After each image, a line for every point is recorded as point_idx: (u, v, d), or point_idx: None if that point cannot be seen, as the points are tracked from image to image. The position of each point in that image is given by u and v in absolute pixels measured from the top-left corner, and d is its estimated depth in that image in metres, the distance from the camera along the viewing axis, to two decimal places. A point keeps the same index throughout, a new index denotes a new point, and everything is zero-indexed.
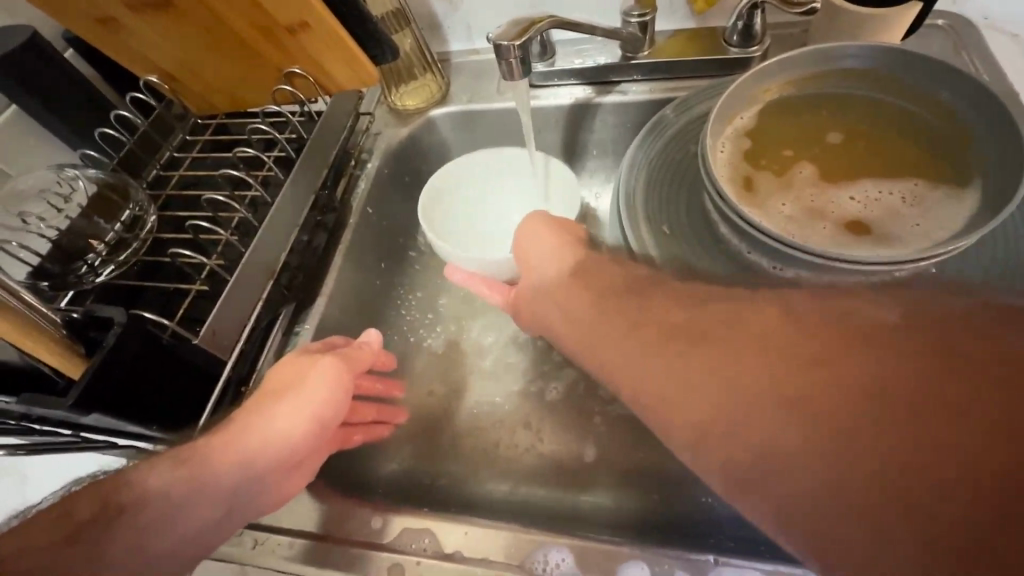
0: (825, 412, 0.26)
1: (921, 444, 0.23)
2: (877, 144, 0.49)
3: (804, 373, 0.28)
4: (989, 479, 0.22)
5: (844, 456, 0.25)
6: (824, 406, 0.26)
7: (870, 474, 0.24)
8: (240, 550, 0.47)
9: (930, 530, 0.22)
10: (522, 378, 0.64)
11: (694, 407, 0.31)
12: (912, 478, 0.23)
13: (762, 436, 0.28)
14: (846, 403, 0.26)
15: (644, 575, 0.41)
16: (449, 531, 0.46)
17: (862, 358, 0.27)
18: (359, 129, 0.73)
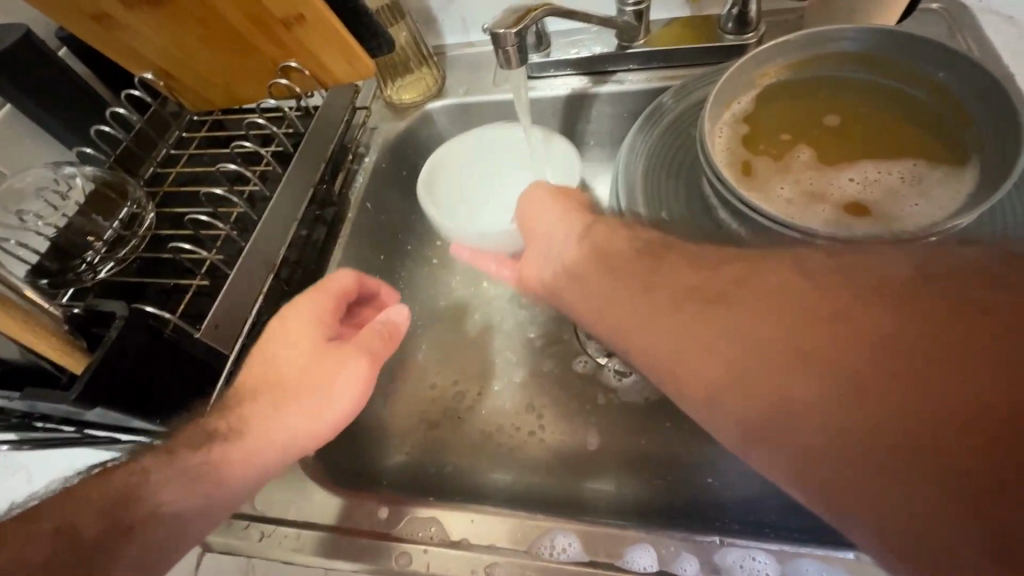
0: (837, 377, 0.27)
1: (926, 399, 0.25)
2: (876, 127, 0.49)
3: (816, 330, 0.29)
4: (989, 431, 0.23)
5: (854, 406, 0.26)
6: (834, 362, 0.28)
7: (880, 437, 0.25)
8: (247, 543, 0.48)
9: (936, 491, 0.24)
10: (524, 369, 0.64)
11: (715, 356, 0.32)
12: (919, 429, 0.25)
13: (782, 410, 0.29)
14: (856, 358, 0.27)
15: (651, 558, 0.41)
16: (454, 519, 0.46)
17: (876, 317, 0.28)
18: (356, 124, 0.73)
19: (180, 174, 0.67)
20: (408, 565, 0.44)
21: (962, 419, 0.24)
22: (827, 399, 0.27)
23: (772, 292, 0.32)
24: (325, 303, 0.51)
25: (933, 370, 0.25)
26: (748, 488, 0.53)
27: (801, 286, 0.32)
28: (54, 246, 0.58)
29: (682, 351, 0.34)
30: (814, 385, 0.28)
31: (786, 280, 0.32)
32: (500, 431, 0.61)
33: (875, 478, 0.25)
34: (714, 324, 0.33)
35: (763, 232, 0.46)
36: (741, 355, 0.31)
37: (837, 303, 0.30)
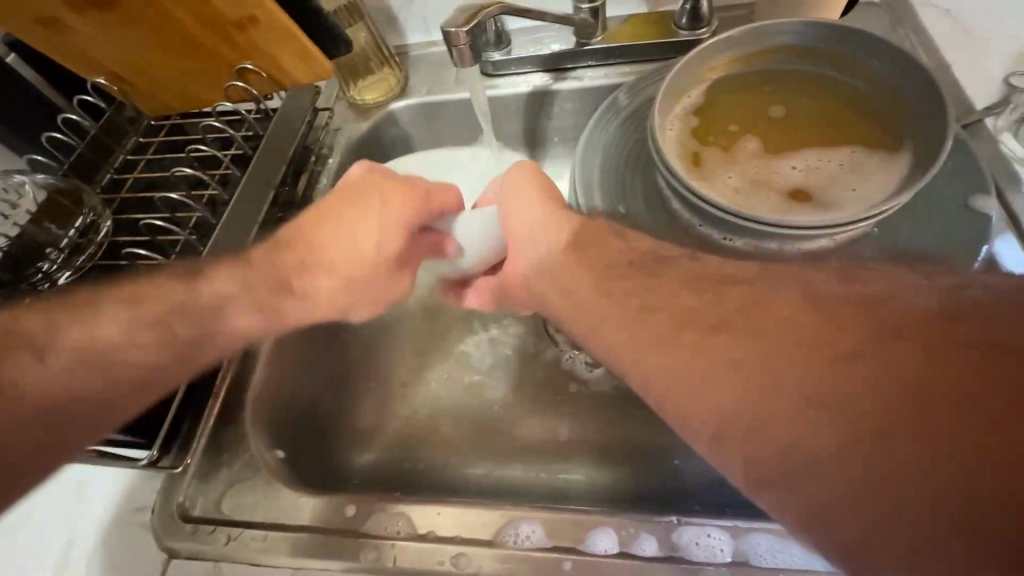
0: (843, 408, 0.29)
1: (922, 429, 0.28)
2: (820, 117, 0.51)
3: (821, 361, 0.31)
4: (976, 456, 0.26)
5: (866, 439, 0.28)
6: (840, 395, 0.30)
7: (881, 459, 0.28)
8: (214, 547, 0.47)
9: (941, 511, 0.26)
10: (495, 364, 0.65)
11: (719, 391, 0.33)
12: (922, 454, 0.27)
13: (809, 454, 0.29)
14: (863, 389, 0.29)
15: (612, 540, 0.42)
16: (420, 512, 0.47)
17: (874, 350, 0.31)
18: (318, 125, 0.72)
19: (138, 179, 0.66)
20: (374, 559, 0.44)
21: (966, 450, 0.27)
22: (853, 444, 0.28)
23: (776, 329, 0.34)
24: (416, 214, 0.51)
25: (925, 400, 0.28)
26: (710, 471, 0.55)
27: (806, 324, 0.33)
28: (7, 257, 0.57)
29: (703, 396, 0.33)
30: (820, 417, 0.30)
31: (790, 324, 0.34)
32: (471, 425, 0.61)
33: (880, 503, 0.27)
34: (727, 366, 0.33)
35: (713, 220, 0.47)
36: (761, 404, 0.31)
37: (840, 346, 0.32)
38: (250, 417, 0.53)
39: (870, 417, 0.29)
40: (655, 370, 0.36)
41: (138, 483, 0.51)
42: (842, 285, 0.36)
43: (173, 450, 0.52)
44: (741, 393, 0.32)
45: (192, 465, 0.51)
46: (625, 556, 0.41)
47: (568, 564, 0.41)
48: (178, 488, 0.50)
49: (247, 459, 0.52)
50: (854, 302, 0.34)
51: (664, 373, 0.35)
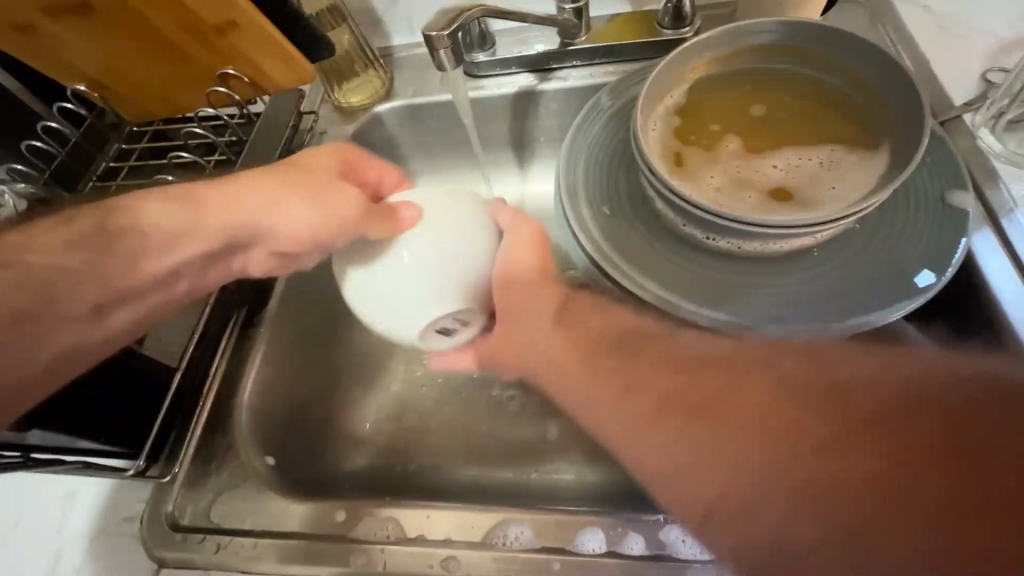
0: (816, 492, 0.37)
1: (880, 504, 0.36)
2: (801, 116, 0.51)
3: (790, 448, 0.39)
4: (926, 529, 0.35)
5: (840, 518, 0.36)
6: (814, 480, 0.37)
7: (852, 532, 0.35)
8: (204, 556, 0.47)
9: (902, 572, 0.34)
10: (484, 365, 0.65)
11: (709, 478, 0.39)
12: (884, 529, 0.35)
13: (821, 526, 0.36)
14: (828, 472, 0.37)
15: (600, 539, 0.43)
16: (410, 516, 0.47)
17: (830, 436, 0.39)
18: (303, 128, 0.72)
19: (121, 186, 0.65)
20: (364, 564, 0.44)
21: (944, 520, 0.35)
22: (828, 521, 0.36)
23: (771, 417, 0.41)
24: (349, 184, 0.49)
25: (879, 482, 0.36)
26: None
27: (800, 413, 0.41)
28: None
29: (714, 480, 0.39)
30: (800, 498, 0.37)
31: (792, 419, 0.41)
32: (461, 427, 0.62)
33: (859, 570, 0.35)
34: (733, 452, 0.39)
35: (695, 220, 0.48)
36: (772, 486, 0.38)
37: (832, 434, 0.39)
38: (238, 424, 0.53)
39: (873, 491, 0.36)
40: (642, 449, 0.42)
41: (126, 492, 0.51)
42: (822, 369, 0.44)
43: (160, 457, 0.51)
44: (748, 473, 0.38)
45: (181, 473, 0.51)
46: (613, 555, 0.42)
47: (557, 565, 0.42)
48: (167, 496, 0.50)
49: (236, 467, 0.52)
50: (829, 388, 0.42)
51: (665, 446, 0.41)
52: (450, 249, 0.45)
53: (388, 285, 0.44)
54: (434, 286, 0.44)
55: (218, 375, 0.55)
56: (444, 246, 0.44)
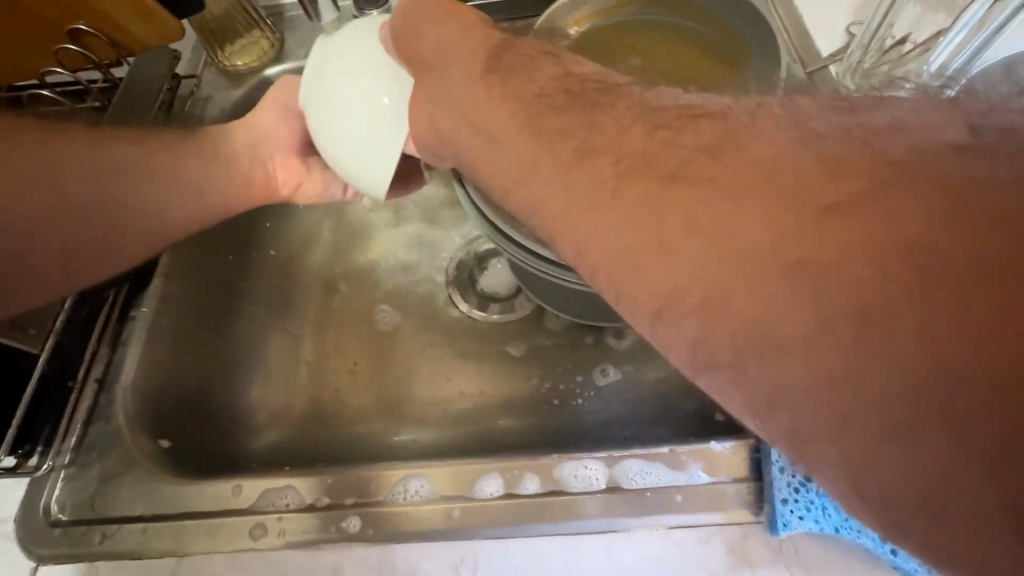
0: (701, 233, 0.24)
1: (868, 235, 0.21)
2: (680, 63, 0.53)
3: (652, 197, 0.25)
4: (971, 281, 0.19)
5: (799, 281, 0.21)
6: (703, 219, 0.24)
7: (802, 294, 0.21)
8: (88, 548, 0.45)
9: (871, 350, 0.20)
10: (395, 333, 0.64)
11: None
12: (891, 299, 0.20)
13: (698, 264, 0.24)
14: (735, 210, 0.23)
15: (497, 484, 0.43)
16: (309, 483, 0.46)
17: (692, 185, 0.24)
18: (183, 95, 0.67)
19: None
20: (262, 536, 0.43)
21: (971, 365, 0.19)
22: (736, 260, 0.23)
23: (789, 199, 0.22)
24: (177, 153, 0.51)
25: (855, 207, 0.21)
26: (606, 413, 0.57)
27: (775, 178, 0.23)
28: None
29: (750, 304, 0.22)
30: (675, 245, 0.24)
31: (895, 201, 0.21)
32: (374, 394, 0.61)
33: (816, 346, 0.21)
34: (744, 241, 0.23)
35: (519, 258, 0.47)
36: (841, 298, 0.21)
37: (963, 209, 0.20)
38: (125, 410, 0.51)
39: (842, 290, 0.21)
40: None
41: None
42: (904, 143, 0.23)
43: (35, 450, 0.49)
44: (704, 265, 0.23)
45: (61, 465, 0.48)
46: (509, 496, 0.43)
47: (457, 511, 0.43)
48: (44, 492, 0.47)
49: (120, 455, 0.49)
50: (1013, 183, 0.20)
51: (655, 263, 0.24)
52: (334, 75, 0.41)
53: (384, 121, 0.40)
54: (367, 75, 0.40)
55: (98, 362, 0.52)
56: (331, 74, 0.41)
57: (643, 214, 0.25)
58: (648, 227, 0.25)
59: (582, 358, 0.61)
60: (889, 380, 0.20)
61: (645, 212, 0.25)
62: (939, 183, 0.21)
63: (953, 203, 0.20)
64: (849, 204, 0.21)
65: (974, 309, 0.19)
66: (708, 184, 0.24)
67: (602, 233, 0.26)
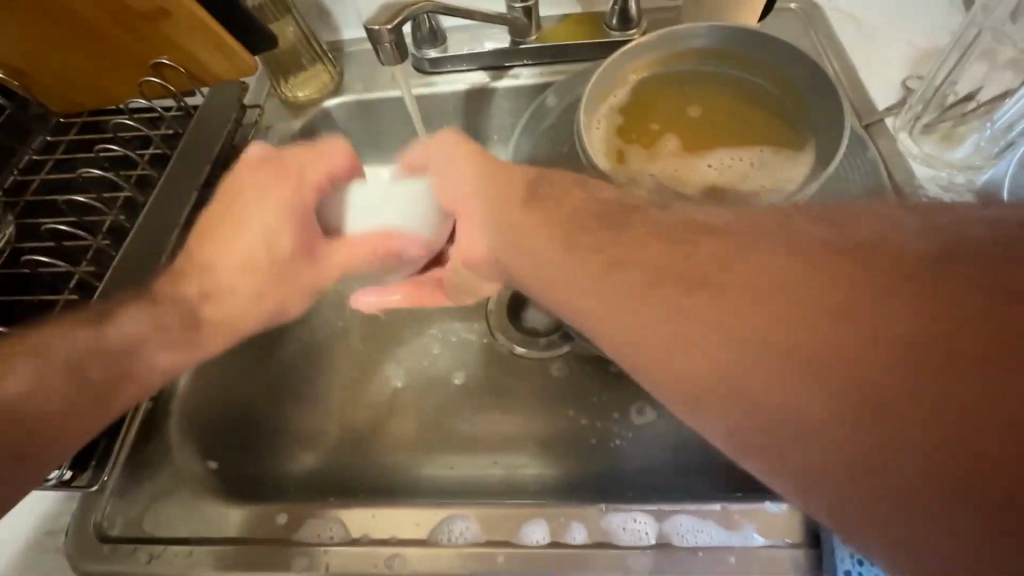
0: (690, 318, 0.30)
1: (814, 312, 0.27)
2: (734, 118, 0.54)
3: (657, 292, 0.32)
4: (899, 338, 0.25)
5: (766, 354, 0.28)
6: (692, 307, 0.31)
7: (770, 361, 0.28)
8: (134, 566, 0.45)
9: (829, 400, 0.26)
10: (435, 363, 0.64)
11: None
12: (840, 360, 0.26)
13: (689, 343, 0.30)
14: (720, 299, 0.30)
15: (544, 531, 0.43)
16: (356, 517, 0.46)
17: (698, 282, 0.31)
18: (247, 122, 0.70)
19: (44, 181, 0.60)
20: (307, 567, 0.43)
21: (909, 403, 0.24)
22: (719, 338, 0.29)
23: (752, 288, 0.29)
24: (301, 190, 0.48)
25: (800, 294, 0.28)
26: (645, 457, 0.57)
27: (749, 271, 0.30)
28: None
29: (735, 373, 0.28)
30: (674, 330, 0.31)
31: (837, 285, 0.27)
32: (414, 423, 0.61)
33: (789, 405, 0.27)
34: (707, 319, 0.30)
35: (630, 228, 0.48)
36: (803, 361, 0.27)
37: (884, 286, 0.26)
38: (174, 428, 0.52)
39: (796, 358, 0.27)
40: None
41: (53, 506, 0.48)
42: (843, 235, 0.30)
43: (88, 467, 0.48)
44: (696, 340, 0.30)
45: (112, 481, 0.49)
46: (556, 546, 0.42)
47: (502, 557, 0.42)
48: (94, 508, 0.48)
49: (171, 475, 0.50)
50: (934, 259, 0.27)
51: (664, 341, 0.31)
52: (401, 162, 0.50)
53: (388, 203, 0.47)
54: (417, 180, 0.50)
55: None
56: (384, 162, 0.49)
57: (660, 303, 0.32)
58: (654, 313, 0.32)
59: (618, 394, 0.60)
60: (851, 427, 0.25)
61: (654, 300, 0.32)
62: (870, 265, 0.27)
63: (861, 282, 0.27)
64: (795, 290, 0.28)
65: (903, 363, 0.25)
66: (705, 274, 0.31)
67: (622, 319, 0.33)
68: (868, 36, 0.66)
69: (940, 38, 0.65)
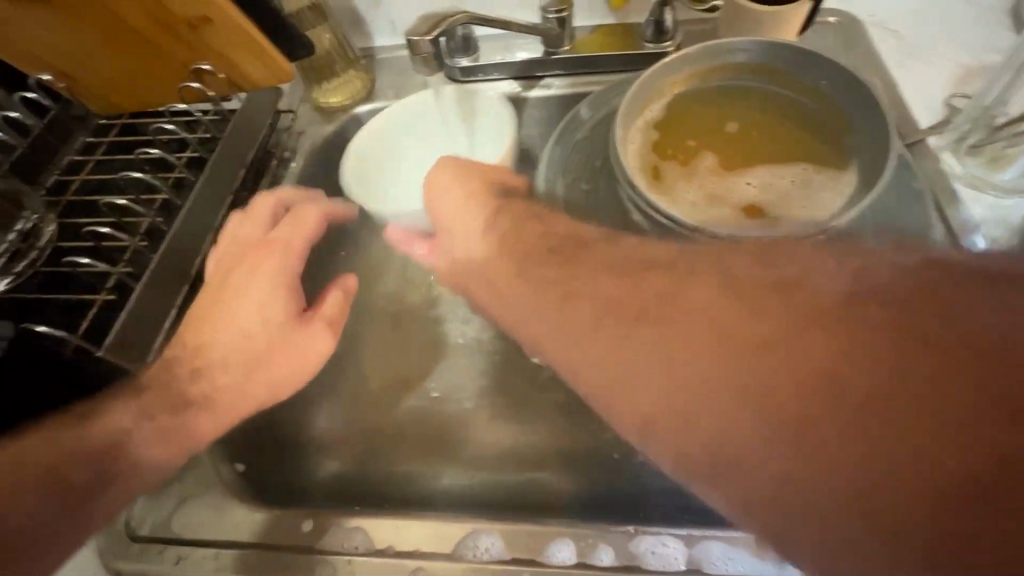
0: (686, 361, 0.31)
1: (805, 365, 0.28)
2: (774, 136, 0.53)
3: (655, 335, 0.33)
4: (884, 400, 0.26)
5: (758, 400, 0.28)
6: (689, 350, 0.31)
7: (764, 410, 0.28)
8: (162, 567, 0.46)
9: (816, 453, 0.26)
10: (459, 372, 0.64)
11: None
12: (828, 413, 0.26)
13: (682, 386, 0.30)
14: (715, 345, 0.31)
15: (570, 550, 0.42)
16: (380, 527, 0.46)
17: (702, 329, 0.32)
18: (281, 127, 0.71)
19: (85, 182, 0.62)
20: None
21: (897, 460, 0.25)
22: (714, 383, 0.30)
23: (745, 341, 0.30)
24: (289, 257, 0.60)
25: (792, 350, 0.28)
26: None
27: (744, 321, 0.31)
28: None
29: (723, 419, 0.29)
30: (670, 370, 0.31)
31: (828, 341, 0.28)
32: (436, 432, 0.61)
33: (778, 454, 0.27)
34: (702, 362, 0.30)
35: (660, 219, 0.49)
36: (809, 417, 0.27)
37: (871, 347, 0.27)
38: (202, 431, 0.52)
39: (787, 408, 0.27)
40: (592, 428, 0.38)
41: None
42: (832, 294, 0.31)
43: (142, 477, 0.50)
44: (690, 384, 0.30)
45: None
46: (582, 567, 0.41)
47: None
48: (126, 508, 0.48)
49: (198, 479, 0.50)
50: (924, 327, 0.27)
51: (658, 381, 0.31)
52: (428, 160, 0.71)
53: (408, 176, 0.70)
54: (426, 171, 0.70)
55: None
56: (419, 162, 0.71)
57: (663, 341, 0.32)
58: (653, 352, 0.32)
59: None
60: (835, 482, 0.26)
61: (656, 339, 0.33)
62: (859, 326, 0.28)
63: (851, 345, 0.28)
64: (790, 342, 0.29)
65: (890, 421, 0.25)
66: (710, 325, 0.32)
67: (622, 355, 0.33)
68: (909, 52, 0.65)
69: (986, 56, 0.63)
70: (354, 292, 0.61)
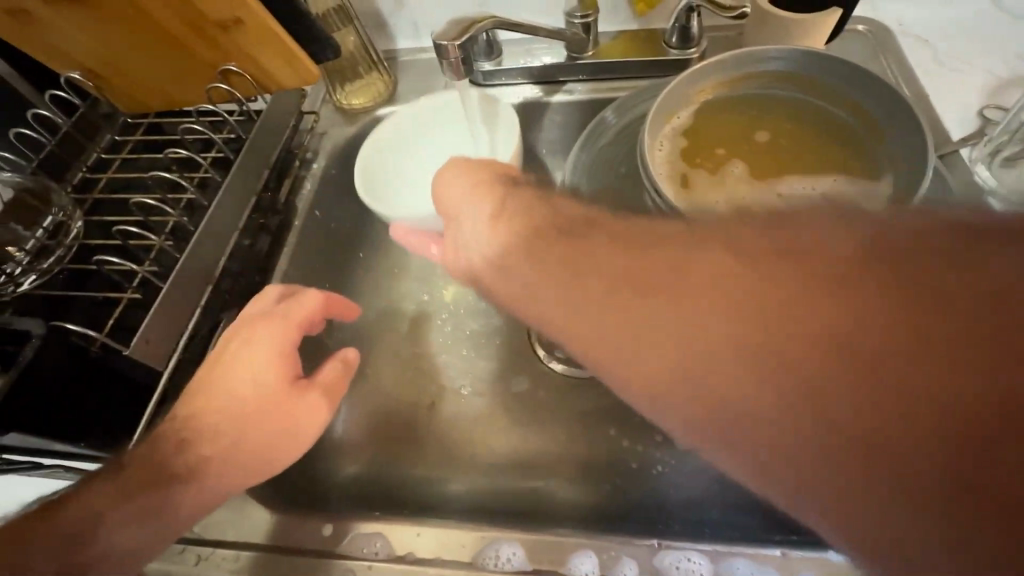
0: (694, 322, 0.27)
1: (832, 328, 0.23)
2: (804, 145, 0.53)
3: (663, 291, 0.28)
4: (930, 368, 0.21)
5: (770, 366, 0.24)
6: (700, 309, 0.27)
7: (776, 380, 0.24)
8: (183, 567, 0.46)
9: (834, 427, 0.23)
10: (476, 377, 0.64)
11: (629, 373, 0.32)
12: (850, 386, 0.22)
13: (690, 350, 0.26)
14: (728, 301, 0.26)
15: (592, 562, 0.42)
16: (401, 534, 0.46)
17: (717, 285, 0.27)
18: (303, 128, 0.71)
19: (112, 180, 0.62)
20: None
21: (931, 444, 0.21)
22: (724, 345, 0.25)
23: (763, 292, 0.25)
24: (285, 331, 0.49)
25: (819, 304, 0.23)
26: (691, 488, 0.55)
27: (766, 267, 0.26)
28: None
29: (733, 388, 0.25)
30: (679, 333, 0.27)
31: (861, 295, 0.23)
32: (453, 437, 0.60)
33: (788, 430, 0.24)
34: (710, 324, 0.26)
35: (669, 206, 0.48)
36: (833, 390, 0.22)
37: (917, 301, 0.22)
38: None
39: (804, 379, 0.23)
40: None
41: None
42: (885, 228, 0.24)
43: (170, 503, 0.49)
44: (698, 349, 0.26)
45: None
46: None
47: None
48: None
49: None
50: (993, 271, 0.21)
51: (665, 349, 0.28)
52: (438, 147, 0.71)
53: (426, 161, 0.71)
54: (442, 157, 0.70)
55: None
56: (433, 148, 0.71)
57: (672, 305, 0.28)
58: (658, 315, 0.28)
59: None
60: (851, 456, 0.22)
61: (663, 300, 0.28)
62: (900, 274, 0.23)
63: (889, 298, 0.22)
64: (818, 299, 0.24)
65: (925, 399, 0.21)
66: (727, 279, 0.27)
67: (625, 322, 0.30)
68: (941, 62, 0.63)
69: (1020, 66, 0.62)
70: (355, 364, 0.52)
